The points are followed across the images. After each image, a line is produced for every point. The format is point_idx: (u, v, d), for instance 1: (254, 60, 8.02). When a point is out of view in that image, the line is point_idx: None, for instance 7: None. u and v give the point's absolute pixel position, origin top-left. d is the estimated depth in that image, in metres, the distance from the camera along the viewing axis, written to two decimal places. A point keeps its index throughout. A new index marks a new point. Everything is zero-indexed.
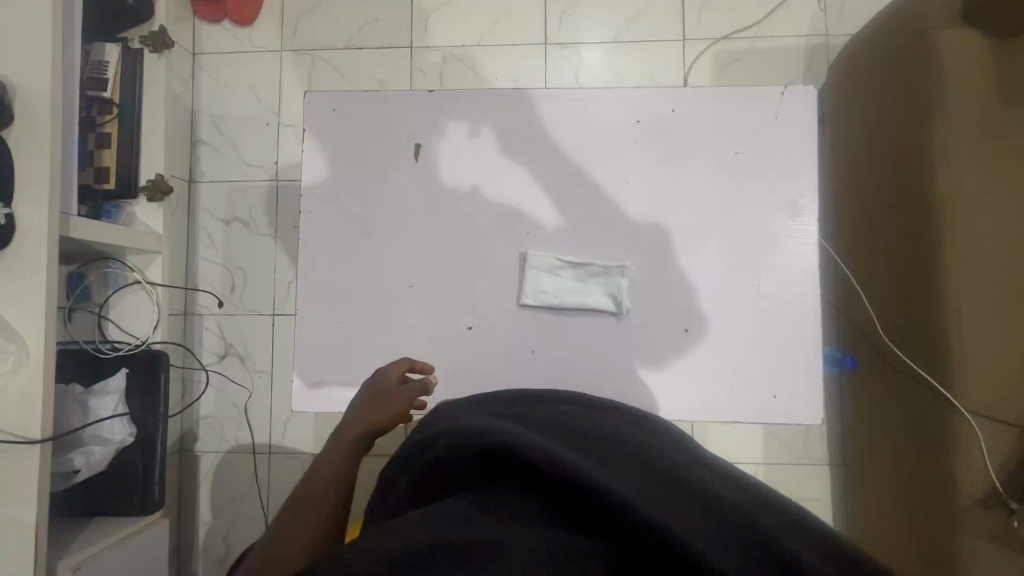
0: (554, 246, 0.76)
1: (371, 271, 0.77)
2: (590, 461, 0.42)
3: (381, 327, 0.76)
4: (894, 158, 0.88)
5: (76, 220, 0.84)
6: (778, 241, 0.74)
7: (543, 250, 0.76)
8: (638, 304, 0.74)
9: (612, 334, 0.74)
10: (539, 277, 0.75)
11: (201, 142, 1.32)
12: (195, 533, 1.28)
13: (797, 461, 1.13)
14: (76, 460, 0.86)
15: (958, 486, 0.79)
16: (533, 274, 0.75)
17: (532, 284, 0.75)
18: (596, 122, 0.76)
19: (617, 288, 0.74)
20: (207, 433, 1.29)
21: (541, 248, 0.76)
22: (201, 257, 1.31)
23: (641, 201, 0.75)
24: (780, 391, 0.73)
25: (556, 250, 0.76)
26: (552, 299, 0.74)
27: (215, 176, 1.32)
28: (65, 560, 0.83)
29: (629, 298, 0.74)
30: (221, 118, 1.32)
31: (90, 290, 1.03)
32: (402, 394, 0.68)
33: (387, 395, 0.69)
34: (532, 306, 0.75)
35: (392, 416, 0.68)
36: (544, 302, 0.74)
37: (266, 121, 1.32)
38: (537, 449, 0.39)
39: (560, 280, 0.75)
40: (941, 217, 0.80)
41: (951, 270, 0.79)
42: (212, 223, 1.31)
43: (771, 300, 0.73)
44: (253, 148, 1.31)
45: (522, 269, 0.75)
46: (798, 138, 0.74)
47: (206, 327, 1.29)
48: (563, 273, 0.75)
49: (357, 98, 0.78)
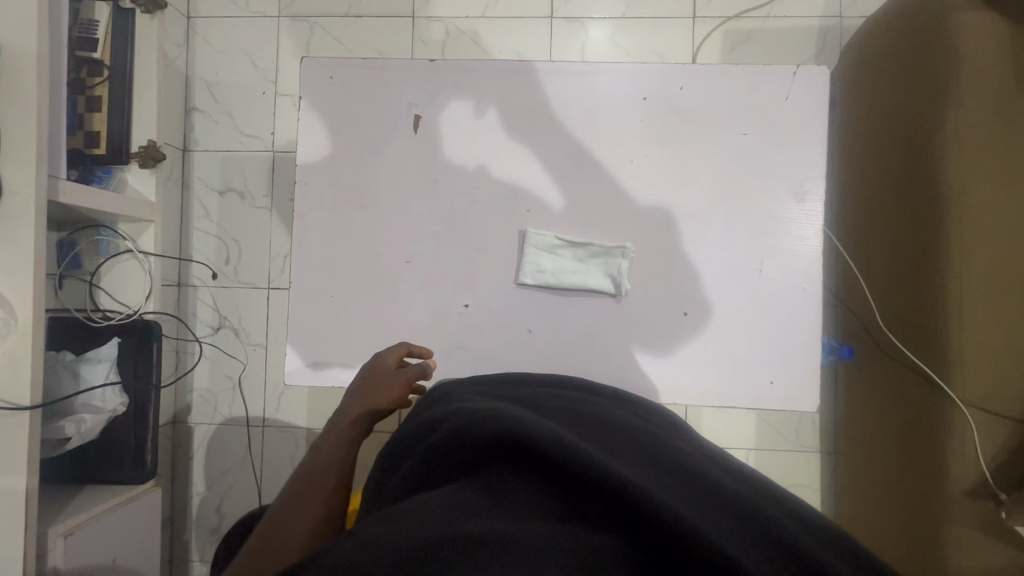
0: (555, 223, 0.74)
1: (366, 244, 0.76)
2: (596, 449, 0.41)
3: (375, 303, 0.75)
4: (904, 150, 0.87)
5: (65, 184, 0.81)
6: (783, 226, 0.72)
7: (544, 229, 0.74)
8: (638, 284, 0.73)
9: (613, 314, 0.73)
10: (538, 255, 0.73)
11: (196, 109, 1.29)
12: (189, 504, 1.29)
13: (788, 447, 1.14)
14: (67, 427, 0.85)
15: (950, 479, 0.80)
16: (530, 252, 0.73)
17: (528, 261, 0.73)
18: (603, 99, 0.74)
19: (617, 269, 0.73)
20: (201, 404, 1.29)
21: (541, 226, 0.74)
22: (195, 228, 1.29)
23: (645, 181, 0.74)
24: (777, 377, 0.71)
25: (556, 229, 0.74)
26: (552, 279, 0.73)
27: (211, 145, 1.29)
28: (56, 526, 0.83)
29: (630, 277, 0.73)
30: (218, 86, 1.29)
31: (80, 257, 1.00)
32: (400, 377, 0.68)
33: (386, 378, 0.68)
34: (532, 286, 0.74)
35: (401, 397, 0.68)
36: (543, 282, 0.73)
37: (263, 90, 1.28)
38: (546, 438, 0.39)
39: (560, 259, 0.74)
40: (948, 208, 0.79)
41: (957, 266, 0.78)
42: (207, 192, 1.29)
43: (772, 287, 0.72)
44: (249, 117, 1.29)
45: (521, 246, 0.74)
46: (809, 120, 0.72)
47: (200, 299, 1.28)
48: (562, 252, 0.74)
49: (355, 66, 0.76)
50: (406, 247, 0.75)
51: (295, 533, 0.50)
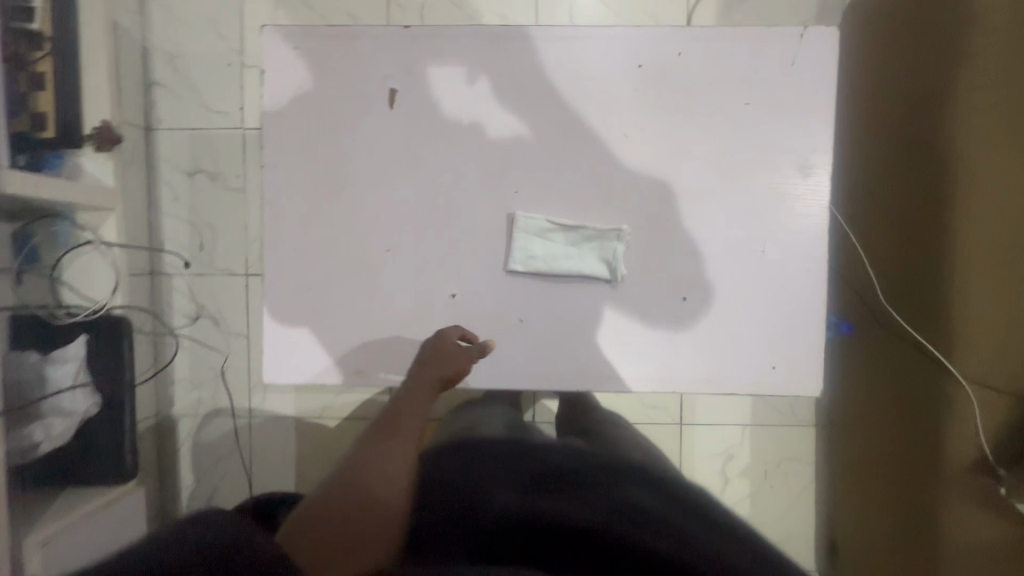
0: (546, 203, 0.70)
1: (343, 232, 0.71)
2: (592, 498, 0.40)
3: (356, 294, 0.71)
4: (913, 120, 0.83)
5: (9, 172, 0.74)
6: (787, 202, 0.68)
7: (534, 211, 0.70)
8: (635, 267, 0.69)
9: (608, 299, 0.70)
10: (528, 241, 0.69)
11: (157, 84, 1.20)
12: (178, 497, 1.26)
13: (783, 422, 1.13)
14: (35, 433, 0.80)
15: (949, 454, 0.80)
16: (520, 237, 0.69)
17: (518, 247, 0.69)
18: (596, 67, 0.68)
19: (613, 253, 0.69)
20: (184, 396, 1.24)
21: (531, 207, 0.70)
22: (165, 213, 1.22)
23: (640, 157, 0.69)
24: (779, 361, 0.69)
25: (547, 210, 0.70)
26: (545, 265, 0.69)
27: (176, 123, 1.21)
28: (31, 535, 0.77)
29: (625, 260, 0.69)
30: (180, 57, 1.20)
31: (38, 250, 0.93)
32: (468, 356, 0.66)
33: (456, 355, 0.65)
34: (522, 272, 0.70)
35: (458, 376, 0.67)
36: (535, 268, 0.69)
37: (228, 61, 1.19)
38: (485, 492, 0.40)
39: (552, 244, 0.69)
40: (962, 179, 0.77)
41: (965, 241, 0.76)
42: (175, 174, 1.21)
43: (776, 267, 0.68)
44: (216, 91, 1.20)
45: (510, 231, 0.70)
46: (816, 86, 0.67)
47: (176, 288, 1.22)
48: (553, 236, 0.69)
49: (322, 34, 0.69)
50: (386, 234, 0.71)
51: (385, 503, 0.45)
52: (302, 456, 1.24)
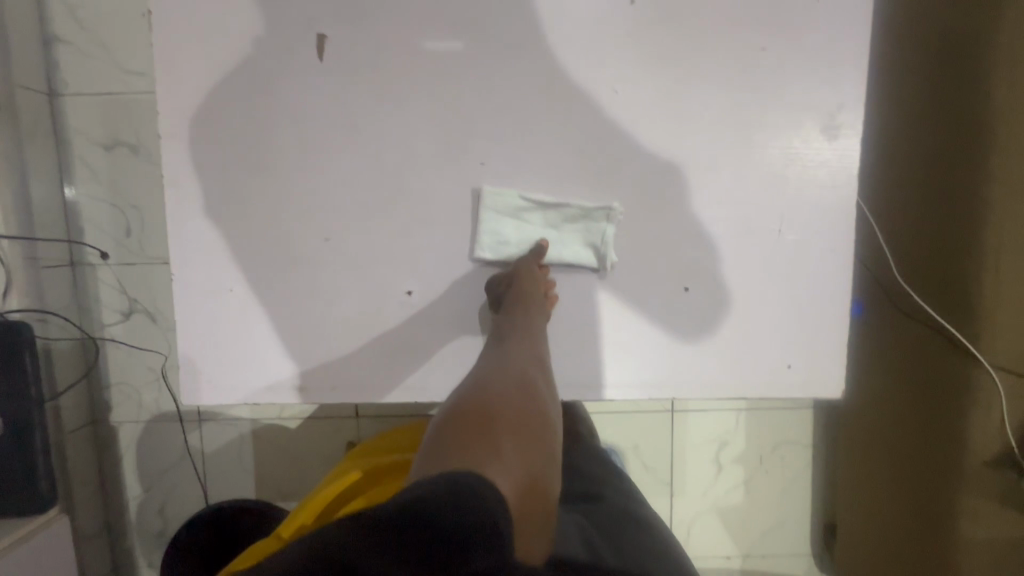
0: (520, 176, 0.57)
1: (272, 219, 0.58)
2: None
3: (292, 294, 0.59)
4: (946, 67, 0.72)
5: None
6: (806, 172, 0.57)
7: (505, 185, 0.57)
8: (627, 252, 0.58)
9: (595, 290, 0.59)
10: (498, 222, 0.58)
11: (57, 39, 1.01)
12: (126, 509, 1.15)
13: (780, 407, 1.07)
14: None
15: (969, 449, 0.73)
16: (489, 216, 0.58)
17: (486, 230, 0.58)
18: (577, 6, 0.55)
19: (599, 235, 0.58)
20: (122, 401, 1.11)
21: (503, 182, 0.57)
22: (81, 194, 1.05)
23: (633, 118, 0.56)
24: (796, 360, 0.59)
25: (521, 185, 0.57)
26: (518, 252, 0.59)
27: (85, 87, 1.03)
28: None
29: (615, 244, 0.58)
30: (84, 7, 1.01)
31: None
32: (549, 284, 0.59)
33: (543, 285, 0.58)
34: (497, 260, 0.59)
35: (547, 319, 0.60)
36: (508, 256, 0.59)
37: (142, 11, 1.01)
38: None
39: (526, 225, 0.59)
40: (992, 137, 0.66)
41: (997, 211, 0.67)
42: (89, 148, 1.04)
43: (793, 249, 0.58)
44: (129, 47, 1.02)
45: (475, 210, 0.58)
46: (844, 28, 0.55)
47: (102, 281, 1.07)
48: (529, 216, 0.59)
49: None
50: (325, 220, 0.58)
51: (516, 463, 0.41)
52: (262, 461, 1.13)
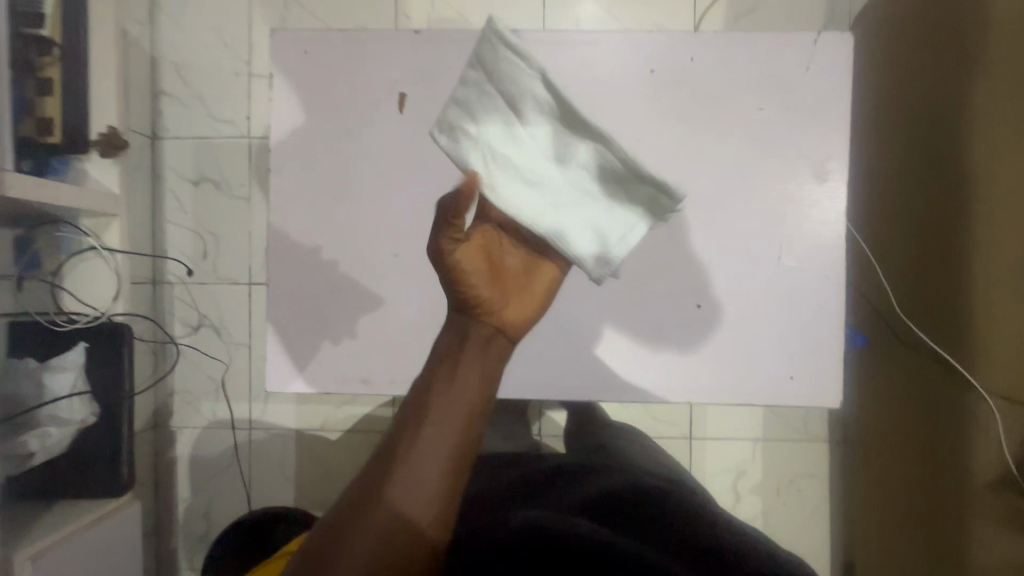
0: (517, 77, 0.43)
1: (350, 238, 0.70)
2: (638, 468, 0.62)
3: (362, 302, 0.70)
4: (930, 124, 0.82)
5: (15, 178, 0.74)
6: (802, 210, 0.67)
7: (500, 78, 0.44)
8: (630, 213, 0.46)
9: (578, 255, 0.46)
10: (489, 126, 0.45)
11: (164, 93, 1.20)
12: (174, 512, 1.23)
13: (795, 439, 1.11)
14: (29, 442, 0.79)
15: (971, 472, 0.77)
16: (473, 93, 0.45)
17: (460, 105, 0.46)
18: (605, 74, 0.68)
19: (613, 204, 0.46)
20: (182, 407, 1.22)
21: (498, 71, 0.44)
22: (169, 222, 1.21)
23: (653, 162, 0.67)
24: (796, 372, 0.67)
25: (517, 89, 0.44)
26: (495, 170, 0.45)
27: (182, 132, 1.21)
28: (25, 547, 0.75)
29: (619, 209, 0.46)
30: (188, 67, 1.20)
31: (39, 255, 0.90)
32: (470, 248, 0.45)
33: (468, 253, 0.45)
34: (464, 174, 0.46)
35: (527, 319, 0.47)
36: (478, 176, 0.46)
37: (235, 71, 1.19)
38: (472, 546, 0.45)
39: (518, 143, 0.45)
40: (973, 187, 0.75)
41: (981, 249, 0.74)
42: (180, 183, 1.21)
43: (792, 275, 0.67)
44: (222, 100, 1.20)
45: (476, 89, 0.45)
46: (830, 93, 0.66)
47: (178, 297, 1.21)
48: (527, 142, 0.45)
49: (330, 39, 0.69)
50: (393, 240, 0.70)
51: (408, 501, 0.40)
52: (302, 469, 1.21)
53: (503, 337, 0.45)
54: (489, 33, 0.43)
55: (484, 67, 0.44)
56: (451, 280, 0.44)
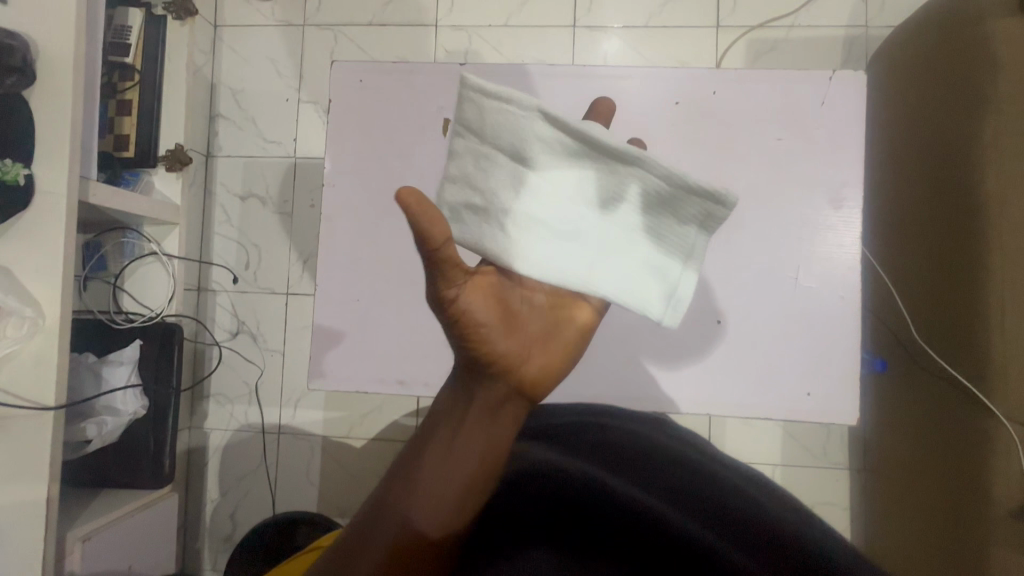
0: (521, 127, 0.44)
1: (393, 249, 0.75)
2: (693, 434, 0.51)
3: (400, 309, 0.75)
4: (939, 156, 0.86)
5: (96, 186, 0.82)
6: (819, 234, 0.70)
7: (499, 137, 0.44)
8: (679, 231, 0.45)
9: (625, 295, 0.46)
10: (493, 173, 0.45)
11: (220, 116, 1.31)
12: (202, 511, 1.28)
13: (815, 465, 1.11)
14: (88, 430, 0.85)
15: (993, 498, 0.76)
16: (467, 159, 0.46)
17: (456, 180, 0.47)
18: (633, 104, 0.74)
19: (659, 229, 0.45)
20: (216, 409, 1.28)
21: (498, 130, 0.44)
22: (216, 233, 1.30)
23: None
24: (813, 389, 0.69)
25: (522, 141, 0.44)
26: (513, 235, 0.45)
27: (234, 151, 1.30)
28: (75, 530, 0.82)
29: (664, 231, 0.45)
30: (244, 93, 1.30)
31: (105, 259, 1.00)
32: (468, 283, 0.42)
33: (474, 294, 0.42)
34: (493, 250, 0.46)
35: (553, 372, 0.45)
36: (503, 247, 0.45)
37: (286, 97, 1.29)
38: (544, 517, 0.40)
39: (546, 193, 0.45)
40: (985, 216, 0.78)
41: (997, 275, 0.77)
42: (229, 198, 1.30)
43: (809, 295, 0.70)
44: (272, 123, 1.29)
45: (466, 150, 0.46)
46: (845, 126, 0.71)
47: (219, 304, 1.28)
48: (547, 184, 0.45)
49: (384, 69, 0.76)
50: None
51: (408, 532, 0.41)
52: (327, 474, 1.25)
53: (521, 394, 0.44)
54: (466, 90, 0.44)
55: (474, 129, 0.45)
56: (462, 331, 0.42)
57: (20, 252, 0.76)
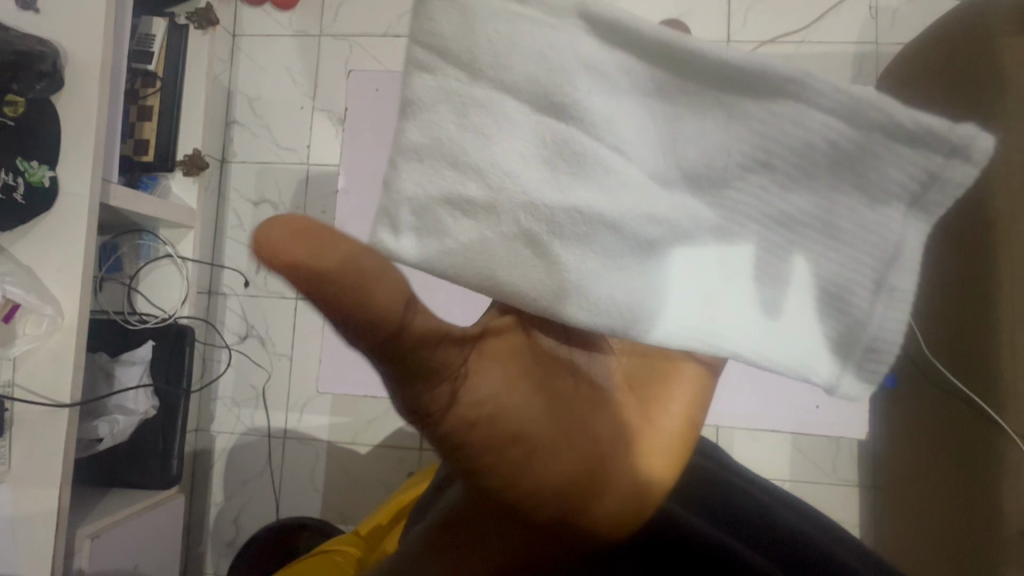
0: (518, 34, 0.33)
1: None
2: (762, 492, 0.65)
3: None
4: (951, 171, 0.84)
5: (117, 188, 0.84)
6: None
7: (493, 68, 0.34)
8: (754, 166, 0.38)
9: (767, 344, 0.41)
10: (505, 140, 0.35)
11: (236, 122, 1.33)
12: (206, 514, 1.28)
13: (823, 480, 1.10)
14: (100, 428, 0.86)
15: (1005, 518, 0.74)
16: (449, 118, 0.34)
17: (438, 150, 0.35)
18: None
19: (802, 220, 0.39)
20: (224, 412, 1.29)
21: (483, 64, 0.34)
22: (229, 237, 1.31)
23: None
24: None
25: (519, 69, 0.34)
26: (563, 247, 0.37)
27: (249, 157, 1.32)
28: (84, 527, 0.82)
29: (734, 175, 0.38)
30: (260, 100, 1.33)
31: (121, 261, 1.01)
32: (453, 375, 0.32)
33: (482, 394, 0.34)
34: (520, 267, 0.37)
35: (608, 473, 0.39)
36: (545, 284, 0.37)
37: (301, 105, 1.32)
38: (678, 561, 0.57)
39: (629, 188, 0.37)
40: (992, 232, 0.76)
41: (1006, 291, 0.74)
42: (242, 203, 1.32)
43: None
44: (287, 131, 1.32)
45: (451, 111, 0.35)
46: None
47: (229, 307, 1.30)
48: (619, 163, 0.37)
49: None
50: None
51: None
52: (332, 480, 1.25)
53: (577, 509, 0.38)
54: (420, 17, 0.33)
55: (455, 61, 0.33)
56: (480, 441, 0.34)
57: (41, 251, 0.78)
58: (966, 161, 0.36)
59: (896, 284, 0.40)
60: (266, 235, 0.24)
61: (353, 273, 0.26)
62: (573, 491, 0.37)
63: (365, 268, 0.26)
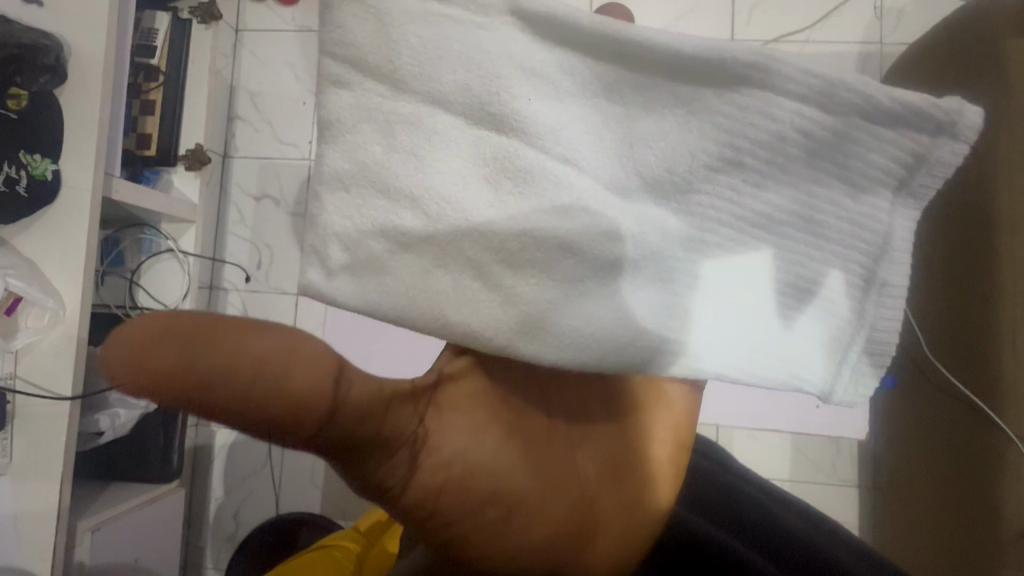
0: (448, 41, 0.35)
1: None
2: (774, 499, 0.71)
3: None
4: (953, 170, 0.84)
5: (119, 181, 0.84)
6: None
7: (417, 87, 0.36)
8: (722, 164, 0.38)
9: (755, 361, 0.42)
10: (439, 162, 0.37)
11: (237, 117, 1.33)
12: (206, 509, 1.28)
13: (822, 481, 1.11)
14: (101, 422, 0.86)
15: (1006, 519, 0.73)
16: (379, 151, 0.37)
17: (376, 188, 0.38)
18: None
19: (756, 215, 0.40)
20: None
21: (410, 76, 0.36)
22: (230, 232, 1.31)
23: None
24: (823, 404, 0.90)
25: (450, 81, 0.36)
26: (512, 269, 0.38)
27: (250, 152, 1.32)
28: (87, 519, 0.83)
29: (701, 177, 0.39)
30: (262, 95, 1.33)
31: (123, 254, 1.02)
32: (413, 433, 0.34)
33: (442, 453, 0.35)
34: (467, 291, 0.38)
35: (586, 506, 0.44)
36: (498, 315, 0.38)
37: (303, 100, 1.32)
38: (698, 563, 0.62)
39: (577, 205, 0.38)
40: (992, 230, 0.75)
41: (1009, 288, 0.73)
42: (244, 198, 1.32)
43: None
44: (289, 126, 1.32)
45: (379, 156, 0.37)
46: None
47: (230, 303, 1.30)
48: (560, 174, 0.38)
49: None
50: None
51: None
52: (332, 477, 1.25)
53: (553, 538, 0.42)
54: (333, 74, 0.37)
55: (375, 76, 0.36)
56: (449, 497, 0.36)
57: (44, 244, 0.78)
58: (952, 138, 0.38)
59: (885, 277, 0.42)
60: (142, 343, 0.25)
61: (270, 352, 0.27)
62: (538, 526, 0.41)
63: (256, 352, 0.26)
